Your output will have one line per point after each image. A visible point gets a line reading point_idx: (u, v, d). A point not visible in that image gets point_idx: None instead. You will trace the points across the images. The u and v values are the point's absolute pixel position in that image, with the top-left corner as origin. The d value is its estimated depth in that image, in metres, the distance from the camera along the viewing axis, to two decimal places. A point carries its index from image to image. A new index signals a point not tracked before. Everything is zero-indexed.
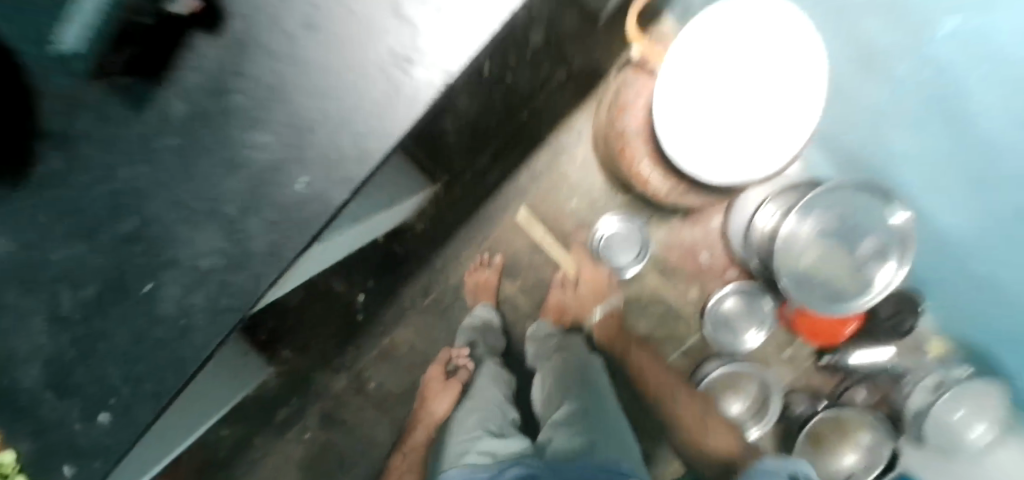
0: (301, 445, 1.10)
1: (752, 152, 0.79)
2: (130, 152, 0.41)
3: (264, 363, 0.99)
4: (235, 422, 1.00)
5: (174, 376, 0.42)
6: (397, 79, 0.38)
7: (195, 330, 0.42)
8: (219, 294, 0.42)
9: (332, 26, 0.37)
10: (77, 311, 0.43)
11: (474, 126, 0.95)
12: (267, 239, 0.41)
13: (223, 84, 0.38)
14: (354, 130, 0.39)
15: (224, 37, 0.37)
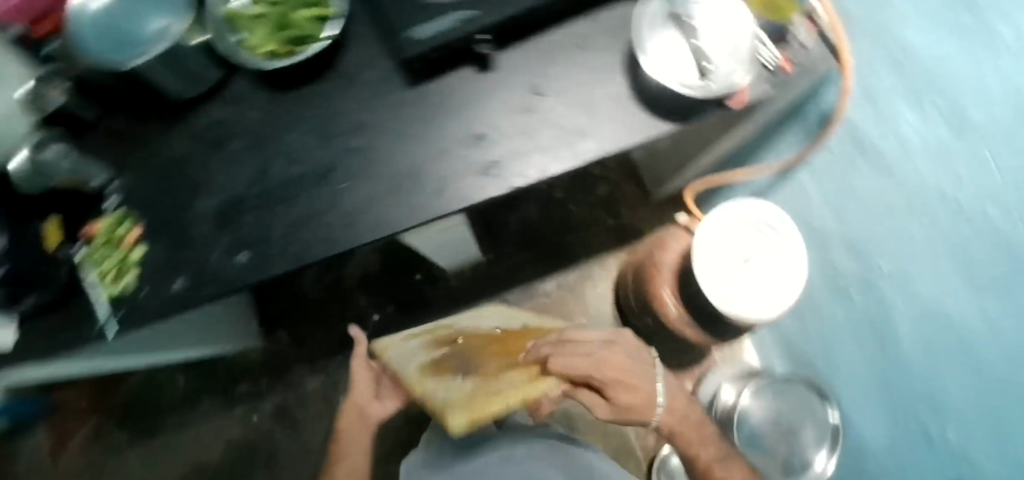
0: (240, 428, 1.07)
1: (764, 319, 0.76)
2: (385, 97, 0.61)
3: (257, 337, 1.09)
4: (197, 375, 1.09)
5: (318, 251, 0.58)
6: (570, 147, 0.61)
7: (358, 228, 0.58)
8: (388, 212, 0.59)
9: (553, 99, 0.61)
10: (281, 179, 0.60)
11: (531, 228, 1.18)
12: (442, 193, 0.59)
13: (472, 95, 0.61)
14: (531, 160, 0.61)
15: (489, 76, 0.61)
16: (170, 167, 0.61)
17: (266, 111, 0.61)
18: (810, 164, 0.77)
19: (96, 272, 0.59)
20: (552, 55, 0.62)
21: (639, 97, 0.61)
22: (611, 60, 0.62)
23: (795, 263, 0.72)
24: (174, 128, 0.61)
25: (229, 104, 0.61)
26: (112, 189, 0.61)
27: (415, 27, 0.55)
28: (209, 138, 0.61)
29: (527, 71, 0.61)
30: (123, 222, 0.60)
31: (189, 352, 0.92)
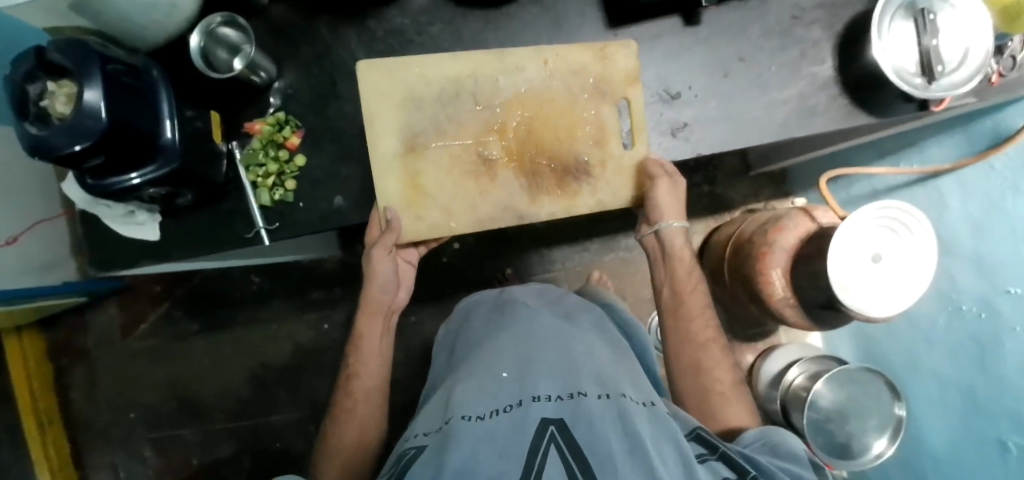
0: (313, 331, 1.16)
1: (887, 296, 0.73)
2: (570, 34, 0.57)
3: (337, 249, 1.12)
4: (276, 275, 1.16)
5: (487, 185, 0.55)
6: (761, 116, 0.58)
7: (528, 168, 0.56)
8: (558, 156, 0.56)
9: (754, 68, 0.58)
10: None
11: None
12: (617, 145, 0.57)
13: (667, 47, 0.57)
14: (716, 125, 0.58)
15: (693, 32, 0.57)
16: (337, 72, 0.57)
17: (450, 31, 0.57)
18: (958, 172, 0.75)
19: (251, 172, 0.56)
20: (762, 19, 0.58)
21: (840, 81, 0.58)
22: (822, 36, 0.58)
23: (925, 262, 0.72)
24: (348, 31, 0.57)
25: (410, 14, 0.56)
26: (275, 89, 0.56)
27: None
28: (385, 48, 0.57)
29: (731, 34, 0.57)
30: (285, 125, 0.56)
31: (282, 255, 0.93)
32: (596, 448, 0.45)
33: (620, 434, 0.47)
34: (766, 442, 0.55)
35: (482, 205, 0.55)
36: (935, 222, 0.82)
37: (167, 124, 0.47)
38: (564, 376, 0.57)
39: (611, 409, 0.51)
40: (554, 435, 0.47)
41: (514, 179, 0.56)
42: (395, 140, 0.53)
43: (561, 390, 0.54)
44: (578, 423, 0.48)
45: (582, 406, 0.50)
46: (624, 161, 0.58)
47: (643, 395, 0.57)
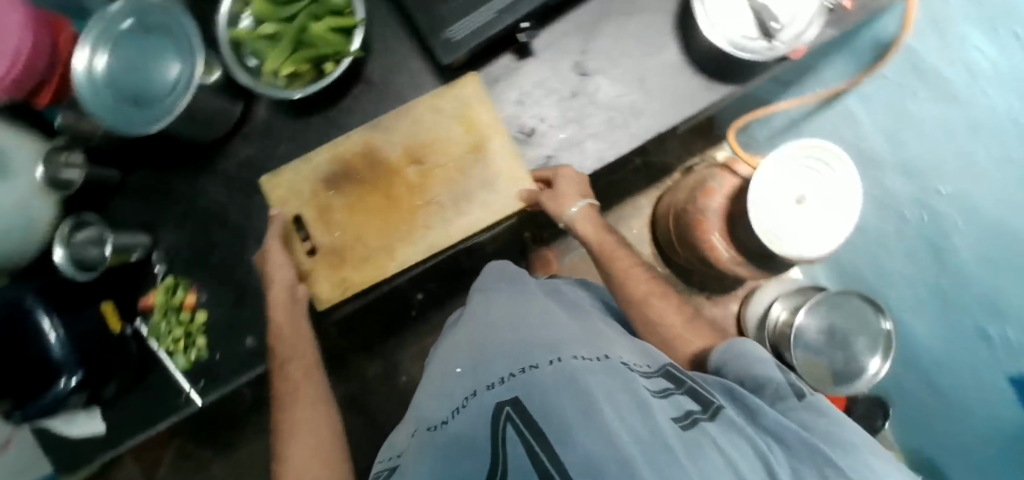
0: None
1: (830, 227, 0.73)
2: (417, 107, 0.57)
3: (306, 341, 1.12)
4: (260, 383, 1.17)
5: (427, 198, 0.55)
6: (621, 122, 0.57)
7: (476, 173, 0.55)
8: (482, 180, 0.55)
9: (599, 77, 0.57)
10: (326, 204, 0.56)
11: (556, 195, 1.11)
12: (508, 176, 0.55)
13: (509, 85, 0.57)
14: (583, 144, 0.57)
15: (529, 63, 0.57)
16: (209, 220, 0.58)
17: (298, 144, 0.57)
18: (859, 89, 0.74)
19: (162, 344, 0.58)
20: (592, 26, 0.57)
21: (690, 61, 0.56)
22: (656, 21, 0.56)
23: (852, 197, 0.72)
24: (204, 178, 0.57)
25: (255, 142, 0.57)
26: (155, 258, 0.59)
27: (450, 29, 0.50)
28: (243, 182, 0.57)
29: (568, 50, 0.57)
30: (178, 289, 0.58)
31: None
32: (549, 413, 0.39)
33: (571, 393, 0.41)
34: (743, 361, 0.51)
35: (470, 172, 0.55)
36: (852, 137, 0.80)
37: (54, 343, 0.50)
38: (518, 353, 0.51)
39: (563, 375, 0.44)
40: (510, 414, 0.41)
41: (452, 177, 0.55)
42: (412, 239, 0.55)
43: (513, 368, 0.48)
44: (533, 394, 0.42)
45: (532, 379, 0.44)
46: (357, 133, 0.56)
47: (596, 350, 0.51)
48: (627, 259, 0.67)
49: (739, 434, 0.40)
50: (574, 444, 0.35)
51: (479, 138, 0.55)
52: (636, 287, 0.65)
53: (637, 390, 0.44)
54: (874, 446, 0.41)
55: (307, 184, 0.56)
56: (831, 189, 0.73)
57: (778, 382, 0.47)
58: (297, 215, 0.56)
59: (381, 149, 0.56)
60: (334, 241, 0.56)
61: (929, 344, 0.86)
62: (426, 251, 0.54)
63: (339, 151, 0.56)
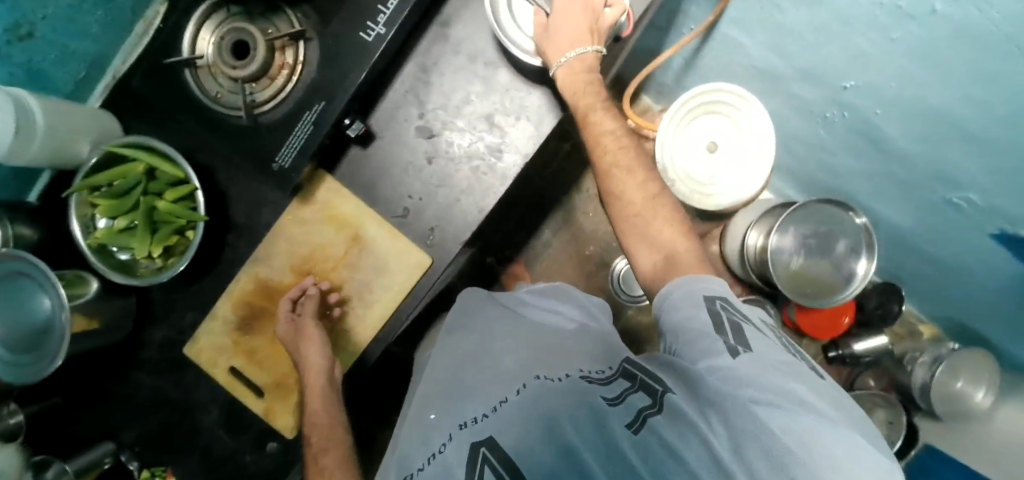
0: None
1: (756, 159, 0.70)
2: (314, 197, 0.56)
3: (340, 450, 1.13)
4: None
5: (332, 306, 0.57)
6: (485, 166, 0.55)
7: (366, 274, 0.56)
8: (379, 274, 0.56)
9: (448, 131, 0.56)
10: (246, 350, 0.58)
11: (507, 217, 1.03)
12: (401, 263, 0.55)
13: (366, 176, 0.56)
14: (459, 203, 0.56)
15: (376, 148, 0.56)
16: (157, 404, 0.60)
17: (202, 306, 0.59)
18: (726, 14, 0.70)
19: None
20: (419, 85, 0.55)
21: (527, 82, 0.54)
22: (478, 54, 0.54)
23: (764, 126, 0.68)
24: (136, 370, 0.60)
25: (165, 321, 0.59)
26: (125, 457, 0.60)
27: (278, 157, 0.52)
28: (172, 359, 0.60)
29: (407, 120, 0.56)
30: (155, 475, 0.60)
31: None
32: (529, 452, 0.33)
33: (538, 429, 0.34)
34: (679, 309, 0.40)
35: (361, 264, 0.56)
36: (744, 59, 0.76)
37: None
38: (491, 388, 0.44)
39: (532, 400, 0.38)
40: (487, 456, 0.34)
41: (349, 276, 0.56)
42: (341, 347, 0.58)
43: (486, 404, 0.41)
44: (510, 428, 0.36)
45: (508, 412, 0.38)
46: (248, 273, 0.57)
47: (560, 368, 0.43)
48: (609, 115, 0.51)
49: (686, 426, 0.31)
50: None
51: (350, 230, 0.56)
52: (610, 151, 0.51)
53: (603, 396, 0.36)
54: (829, 408, 0.32)
55: (223, 339, 0.58)
56: (745, 124, 0.70)
57: (709, 338, 0.36)
58: (229, 362, 0.58)
59: (275, 277, 0.57)
60: (273, 373, 0.58)
61: (907, 223, 0.82)
62: (356, 349, 0.58)
63: (237, 295, 0.57)
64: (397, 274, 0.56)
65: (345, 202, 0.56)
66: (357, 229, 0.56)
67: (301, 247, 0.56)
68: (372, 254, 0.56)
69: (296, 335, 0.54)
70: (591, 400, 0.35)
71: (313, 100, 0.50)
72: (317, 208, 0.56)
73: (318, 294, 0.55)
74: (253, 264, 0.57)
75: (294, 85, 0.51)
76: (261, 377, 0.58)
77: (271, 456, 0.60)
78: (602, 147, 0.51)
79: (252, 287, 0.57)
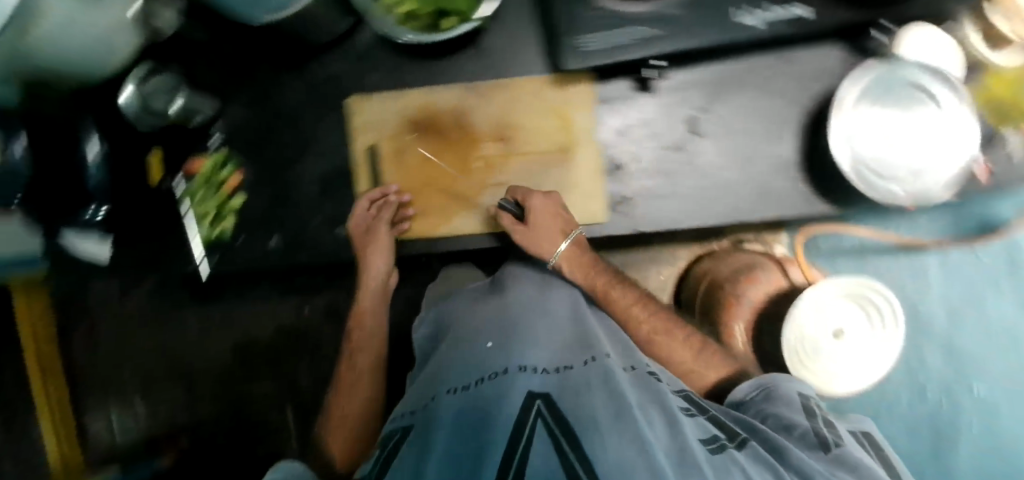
0: (265, 335, 1.06)
1: (870, 366, 0.69)
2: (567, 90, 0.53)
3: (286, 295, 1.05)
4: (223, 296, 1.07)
5: (499, 178, 0.55)
6: (708, 194, 0.54)
7: (545, 181, 0.54)
8: (555, 193, 0.54)
9: (708, 142, 0.54)
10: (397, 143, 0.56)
11: None
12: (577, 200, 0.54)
13: (617, 112, 0.54)
14: (663, 201, 0.54)
15: (646, 100, 0.54)
16: (280, 114, 0.56)
17: (392, 79, 0.55)
18: (944, 250, 0.72)
19: (194, 208, 0.57)
20: (722, 88, 0.54)
21: (802, 168, 0.53)
22: (789, 111, 0.54)
23: (891, 343, 0.69)
24: (289, 73, 0.55)
25: (350, 58, 0.55)
26: (216, 128, 0.57)
27: (581, 37, 0.48)
28: (325, 92, 0.55)
29: (687, 103, 0.54)
30: (227, 164, 0.57)
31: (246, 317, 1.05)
32: (582, 418, 0.36)
33: (599, 400, 0.38)
34: (763, 399, 0.48)
35: (552, 170, 0.54)
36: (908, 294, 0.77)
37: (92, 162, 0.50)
38: (549, 346, 0.48)
39: (598, 376, 0.42)
40: (541, 410, 0.38)
41: (532, 166, 0.54)
42: (470, 217, 0.55)
43: (546, 361, 0.45)
44: (568, 395, 0.39)
45: (571, 380, 0.41)
46: (452, 92, 0.54)
47: (616, 352, 0.48)
48: (626, 288, 0.60)
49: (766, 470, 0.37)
50: (603, 451, 0.33)
51: (570, 141, 0.54)
52: (645, 322, 0.58)
53: (674, 411, 0.40)
54: None
55: (389, 123, 0.55)
56: (875, 333, 0.70)
57: (800, 428, 0.44)
58: (372, 145, 0.55)
59: (470, 123, 0.54)
60: (405, 181, 0.56)
61: None
62: (480, 228, 0.55)
63: (432, 99, 0.54)
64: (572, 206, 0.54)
65: (587, 113, 0.54)
66: (576, 142, 0.54)
67: (518, 112, 0.54)
68: (567, 172, 0.54)
69: (367, 235, 0.55)
70: (663, 411, 0.40)
71: (647, 22, 0.47)
72: (562, 96, 0.53)
73: (396, 205, 0.55)
74: (471, 89, 0.54)
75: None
76: (393, 175, 0.56)
77: (337, 239, 0.57)
78: (636, 319, 0.58)
79: (449, 104, 0.54)
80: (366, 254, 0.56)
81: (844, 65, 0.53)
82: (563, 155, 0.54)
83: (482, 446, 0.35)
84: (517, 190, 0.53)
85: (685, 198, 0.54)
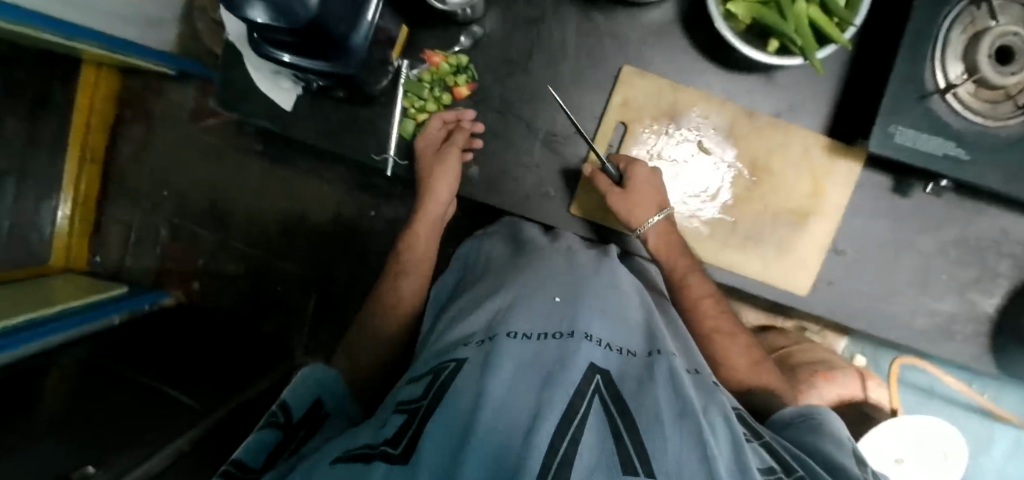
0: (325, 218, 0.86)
1: None
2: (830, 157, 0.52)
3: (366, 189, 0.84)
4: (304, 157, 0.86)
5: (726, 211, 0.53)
6: (902, 312, 0.54)
7: (765, 232, 0.53)
8: (769, 248, 0.53)
9: (925, 265, 0.54)
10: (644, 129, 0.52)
11: None
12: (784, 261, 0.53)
13: (861, 199, 0.53)
14: (860, 299, 0.54)
15: (894, 201, 0.52)
16: (542, 46, 0.52)
17: (666, 65, 0.52)
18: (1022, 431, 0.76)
19: (409, 101, 0.54)
20: (966, 222, 0.53)
21: (995, 327, 0.54)
22: (1004, 271, 0.53)
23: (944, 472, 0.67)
24: (571, 9, 0.52)
25: (638, 25, 0.51)
26: (471, 31, 0.52)
27: (897, 125, 0.44)
28: (597, 46, 0.52)
29: (928, 221, 0.53)
30: (463, 72, 0.53)
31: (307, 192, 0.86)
32: (647, 409, 0.26)
33: (667, 394, 0.27)
34: (806, 430, 0.34)
35: (779, 225, 0.53)
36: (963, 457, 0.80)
37: (363, 27, 0.43)
38: (618, 319, 0.36)
39: (665, 366, 0.30)
40: (600, 387, 0.27)
41: (763, 214, 0.53)
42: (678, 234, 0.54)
43: (610, 333, 0.33)
44: (633, 382, 0.29)
45: (635, 366, 0.30)
46: (727, 109, 0.52)
47: (689, 359, 0.35)
48: (705, 282, 0.50)
49: None
50: (664, 450, 0.23)
51: (812, 209, 0.52)
52: (710, 317, 0.49)
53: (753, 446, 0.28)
54: None
55: (648, 108, 0.52)
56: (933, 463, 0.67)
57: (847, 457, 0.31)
58: (622, 123, 0.52)
59: (729, 150, 0.52)
60: None
61: None
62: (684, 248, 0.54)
63: (702, 105, 0.52)
64: (780, 268, 0.53)
65: (839, 188, 0.52)
66: (814, 209, 0.52)
67: (778, 158, 0.52)
68: (791, 235, 0.53)
69: (435, 157, 0.53)
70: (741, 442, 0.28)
71: (963, 142, 0.44)
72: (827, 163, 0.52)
73: (467, 131, 0.52)
74: (748, 115, 0.52)
75: (975, 120, 0.44)
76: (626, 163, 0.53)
77: (541, 194, 0.54)
78: (700, 310, 0.49)
79: (718, 118, 0.52)
80: (567, 225, 0.55)
81: None
82: (798, 218, 0.53)
83: (512, 403, 0.25)
84: (620, 157, 0.51)
85: (880, 307, 0.54)
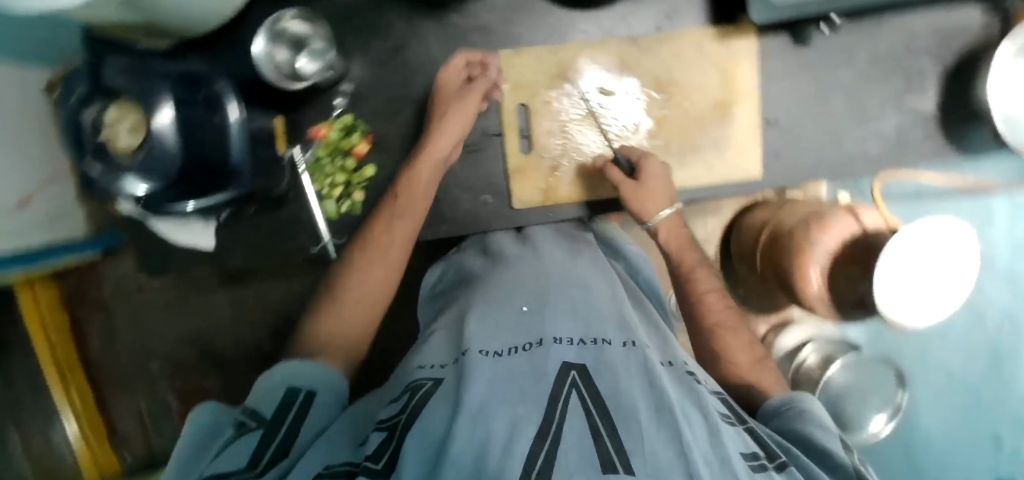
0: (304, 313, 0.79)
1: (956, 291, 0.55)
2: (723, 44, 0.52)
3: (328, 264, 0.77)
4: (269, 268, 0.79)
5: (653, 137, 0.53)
6: (854, 149, 0.55)
7: (698, 140, 0.53)
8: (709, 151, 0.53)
9: (857, 96, 0.54)
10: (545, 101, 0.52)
11: None
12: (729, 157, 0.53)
13: (770, 67, 0.53)
14: (811, 156, 0.54)
15: (801, 53, 0.53)
16: (414, 70, 0.52)
17: (536, 34, 0.51)
18: None
19: (314, 181, 0.52)
20: (874, 40, 0.53)
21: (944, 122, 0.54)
22: (929, 67, 0.54)
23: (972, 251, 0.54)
24: (425, 24, 0.51)
25: (492, 8, 0.51)
26: (341, 90, 0.51)
27: None
28: (464, 45, 0.51)
29: (839, 55, 0.53)
30: (354, 131, 0.52)
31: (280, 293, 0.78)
32: (621, 404, 0.25)
33: (642, 388, 0.27)
34: (792, 419, 0.35)
35: (709, 126, 0.53)
36: None
37: (236, 133, 0.42)
38: (589, 316, 0.35)
39: (639, 359, 0.29)
40: (577, 383, 0.26)
41: (689, 124, 0.53)
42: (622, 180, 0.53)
43: (578, 332, 0.32)
44: (608, 374, 0.28)
45: (606, 356, 0.29)
46: (610, 46, 0.51)
47: (664, 351, 0.35)
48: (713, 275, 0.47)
49: None
50: (641, 443, 0.22)
51: (730, 96, 0.52)
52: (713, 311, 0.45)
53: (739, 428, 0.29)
54: None
55: (538, 79, 0.52)
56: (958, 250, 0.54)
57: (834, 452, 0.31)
58: (522, 104, 0.52)
59: (631, 81, 0.52)
60: (553, 144, 0.53)
61: None
62: None
63: (586, 52, 0.51)
64: (727, 165, 0.53)
65: (744, 67, 0.52)
66: (732, 96, 0.52)
67: (677, 66, 0.52)
68: (723, 131, 0.53)
69: (456, 94, 0.49)
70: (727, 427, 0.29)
71: None
72: (722, 49, 0.52)
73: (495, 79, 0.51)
74: (631, 41, 0.51)
75: None
76: (545, 141, 0.52)
77: (481, 205, 0.54)
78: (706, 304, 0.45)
79: (605, 56, 0.51)
80: (518, 221, 0.54)
81: (989, 22, 0.53)
82: (722, 112, 0.53)
83: (489, 411, 0.24)
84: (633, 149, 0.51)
85: (834, 153, 0.54)
